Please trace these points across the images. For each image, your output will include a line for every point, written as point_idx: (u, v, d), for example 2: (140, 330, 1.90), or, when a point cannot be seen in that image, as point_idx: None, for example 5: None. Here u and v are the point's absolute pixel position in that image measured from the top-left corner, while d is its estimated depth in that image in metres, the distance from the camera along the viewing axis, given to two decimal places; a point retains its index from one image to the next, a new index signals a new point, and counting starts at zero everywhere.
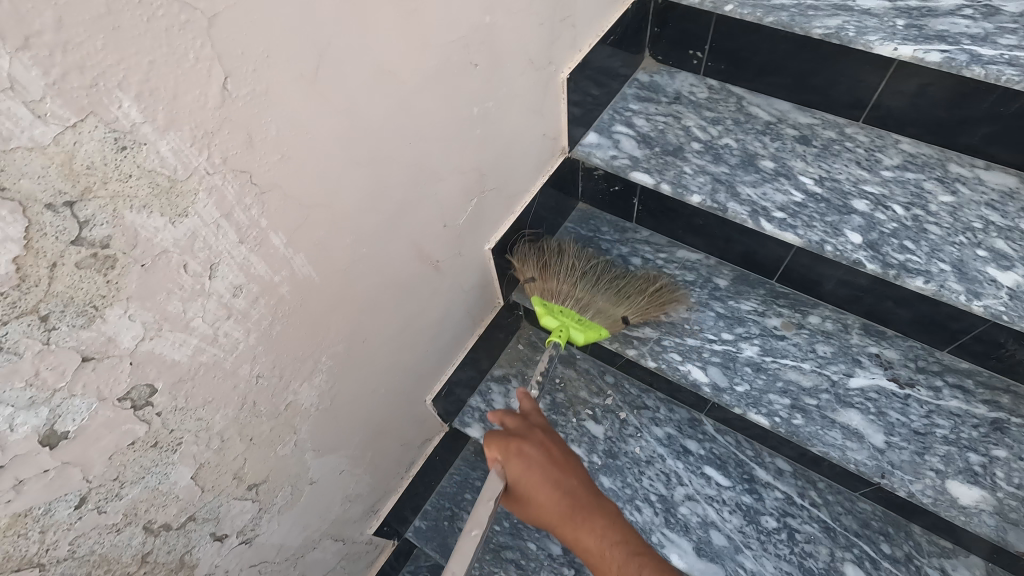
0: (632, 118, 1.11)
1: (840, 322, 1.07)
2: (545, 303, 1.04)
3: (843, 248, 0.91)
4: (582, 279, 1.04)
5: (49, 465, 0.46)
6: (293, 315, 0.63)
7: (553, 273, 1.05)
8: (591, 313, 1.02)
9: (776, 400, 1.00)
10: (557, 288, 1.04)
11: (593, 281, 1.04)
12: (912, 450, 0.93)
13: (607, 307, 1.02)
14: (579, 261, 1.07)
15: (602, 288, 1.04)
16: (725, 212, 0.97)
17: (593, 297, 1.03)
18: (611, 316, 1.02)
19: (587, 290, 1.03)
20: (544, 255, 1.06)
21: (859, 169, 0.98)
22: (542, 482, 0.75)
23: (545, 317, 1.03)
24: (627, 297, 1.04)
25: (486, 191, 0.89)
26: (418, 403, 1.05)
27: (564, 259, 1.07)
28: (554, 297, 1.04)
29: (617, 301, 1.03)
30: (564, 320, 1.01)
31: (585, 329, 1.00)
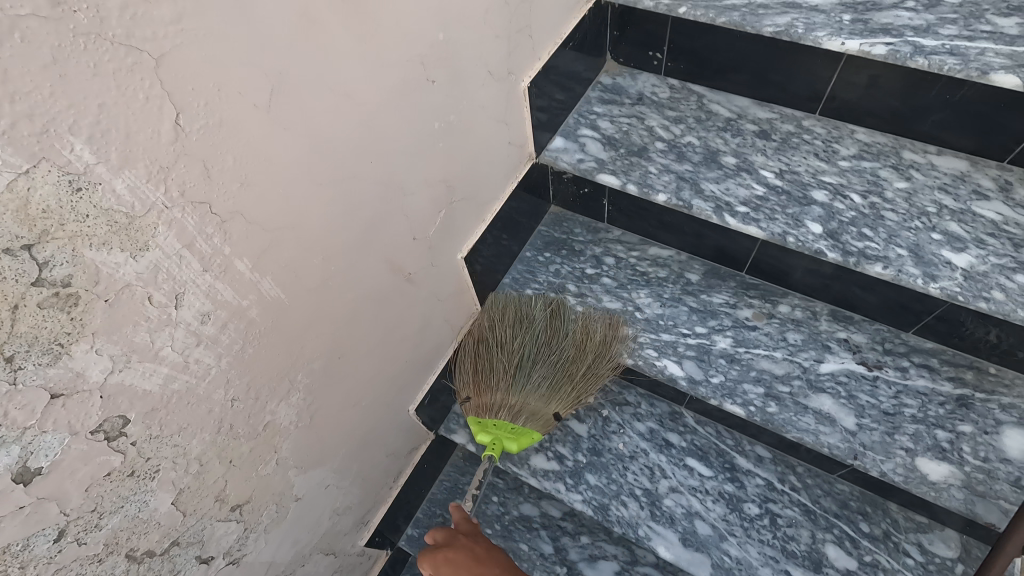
0: (597, 121, 1.13)
1: (809, 309, 1.09)
2: (478, 420, 1.05)
3: (804, 239, 0.93)
4: (512, 381, 1.05)
5: (22, 502, 0.46)
6: (266, 336, 0.64)
7: (486, 386, 1.06)
8: (523, 420, 1.04)
9: (750, 390, 1.03)
10: (489, 405, 1.05)
11: (523, 380, 1.05)
12: (882, 430, 0.96)
13: (540, 410, 1.05)
14: (514, 349, 1.07)
15: (533, 385, 1.05)
16: (691, 209, 1.00)
17: (525, 401, 1.05)
18: (542, 417, 1.05)
19: (518, 398, 1.04)
20: (476, 376, 1.07)
21: (817, 161, 1.01)
22: (465, 559, 0.88)
23: (479, 435, 1.04)
24: (559, 390, 1.06)
25: (455, 202, 0.90)
26: (402, 413, 1.06)
27: (500, 339, 1.09)
28: (488, 412, 1.05)
29: (551, 400, 1.05)
30: (497, 436, 1.02)
31: (517, 438, 1.02)
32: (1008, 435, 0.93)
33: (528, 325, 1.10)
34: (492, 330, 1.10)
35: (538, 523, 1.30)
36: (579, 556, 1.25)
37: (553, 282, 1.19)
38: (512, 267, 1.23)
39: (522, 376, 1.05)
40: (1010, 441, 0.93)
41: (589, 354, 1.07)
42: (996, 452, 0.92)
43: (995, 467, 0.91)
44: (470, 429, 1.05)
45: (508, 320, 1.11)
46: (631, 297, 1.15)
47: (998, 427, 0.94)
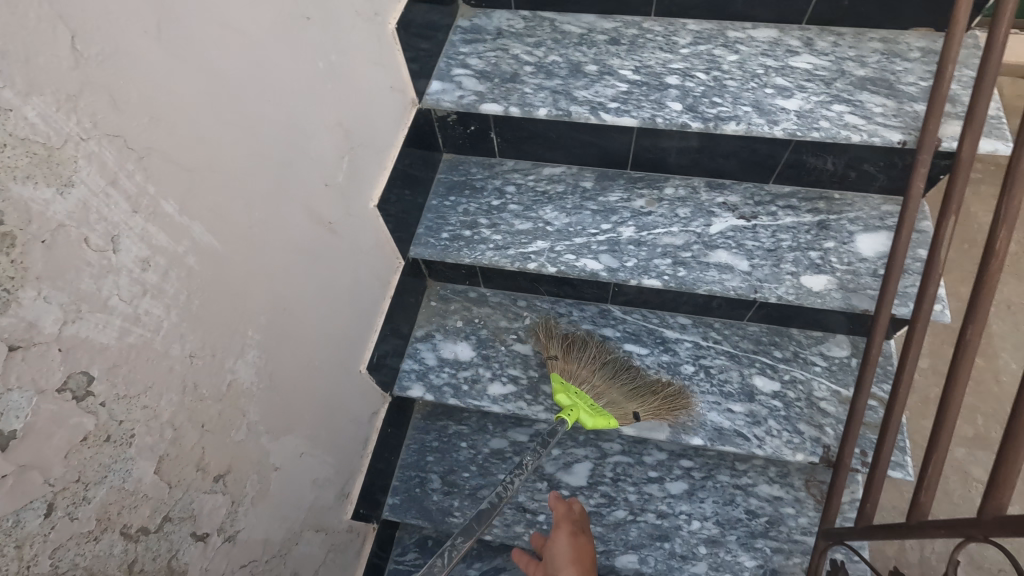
0: (466, 60, 1.20)
1: (689, 186, 1.24)
2: (562, 382, 1.14)
3: (670, 117, 1.07)
4: (598, 373, 1.16)
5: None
6: (208, 286, 0.64)
7: (576, 359, 1.19)
8: (606, 402, 1.12)
9: (660, 263, 1.15)
10: (577, 373, 1.16)
11: (610, 374, 1.15)
12: (770, 264, 1.13)
13: (620, 404, 1.12)
14: (605, 355, 1.19)
15: (615, 383, 1.14)
16: (571, 115, 1.10)
17: (609, 390, 1.14)
18: (621, 408, 1.12)
19: (602, 381, 1.14)
20: (568, 340, 1.20)
21: (663, 53, 1.15)
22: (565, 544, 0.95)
23: (560, 396, 1.13)
24: (640, 399, 1.14)
25: (355, 148, 0.93)
26: (354, 374, 1.07)
27: (589, 348, 1.20)
28: (572, 380, 1.16)
29: (631, 400, 1.14)
30: (576, 399, 1.11)
31: (594, 414, 1.09)
32: (860, 240, 1.14)
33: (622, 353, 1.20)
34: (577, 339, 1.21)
35: (510, 451, 1.37)
36: (555, 467, 1.34)
37: (465, 220, 1.25)
38: (422, 218, 1.26)
39: (609, 373, 1.16)
40: (862, 244, 1.13)
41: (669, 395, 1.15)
42: (855, 255, 1.12)
43: (857, 267, 1.11)
44: (553, 387, 1.15)
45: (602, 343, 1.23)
46: (539, 215, 1.24)
47: (852, 236, 1.15)
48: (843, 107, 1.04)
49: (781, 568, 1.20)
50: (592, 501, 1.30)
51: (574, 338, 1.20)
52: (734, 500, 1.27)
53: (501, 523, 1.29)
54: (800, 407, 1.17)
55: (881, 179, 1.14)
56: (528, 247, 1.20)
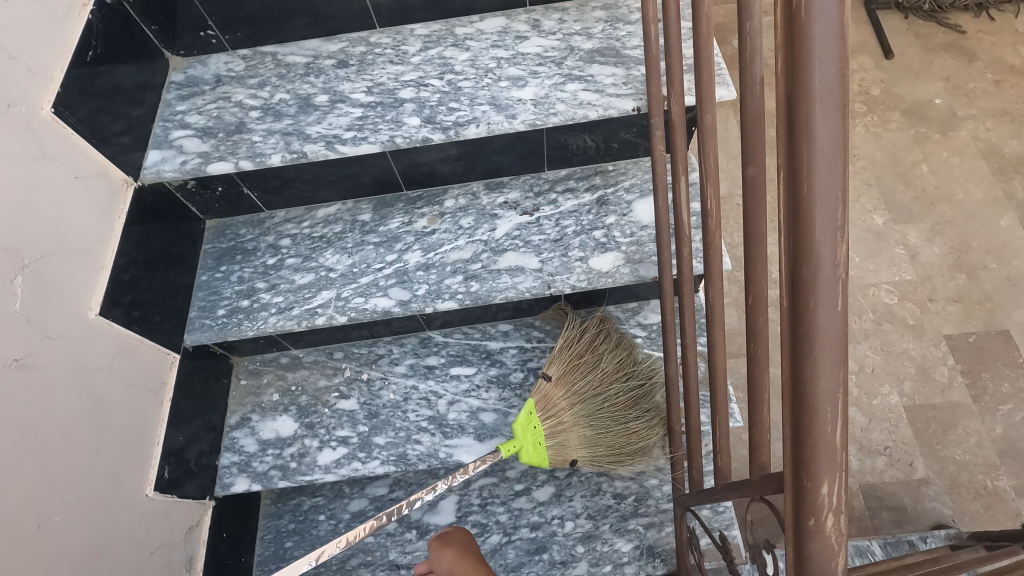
0: (185, 119, 1.07)
1: (469, 193, 1.19)
2: (534, 411, 1.07)
3: (410, 134, 1.00)
4: (578, 407, 1.08)
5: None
6: None
7: (568, 384, 1.09)
8: (555, 442, 1.07)
9: (451, 283, 1.10)
10: (556, 401, 1.08)
11: (586, 414, 1.07)
12: (559, 254, 1.10)
13: (570, 446, 1.08)
14: (605, 389, 1.09)
15: (588, 424, 1.08)
16: (306, 156, 1.00)
17: (574, 426, 1.08)
18: (564, 452, 1.08)
19: (572, 420, 1.07)
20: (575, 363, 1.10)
21: (394, 66, 1.08)
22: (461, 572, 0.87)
23: (523, 421, 1.07)
24: (596, 447, 1.09)
25: (29, 264, 0.80)
26: (135, 502, 0.94)
27: (592, 376, 1.10)
28: (543, 411, 1.07)
29: (584, 446, 1.08)
30: (525, 441, 1.05)
31: (535, 453, 1.06)
32: (639, 207, 1.13)
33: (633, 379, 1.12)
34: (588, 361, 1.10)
35: (372, 509, 1.28)
36: (420, 511, 1.27)
37: (242, 289, 1.13)
38: (192, 299, 1.13)
39: (592, 411, 1.08)
40: (641, 211, 1.13)
41: (625, 445, 1.10)
42: (637, 224, 1.12)
43: (640, 236, 1.10)
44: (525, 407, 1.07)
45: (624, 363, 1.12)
46: (319, 263, 1.14)
47: (630, 205, 1.14)
48: (577, 85, 1.02)
49: (656, 541, 1.21)
50: None
51: (588, 361, 1.10)
52: (601, 489, 1.25)
53: None
54: None
55: (642, 143, 1.14)
56: (314, 302, 1.11)
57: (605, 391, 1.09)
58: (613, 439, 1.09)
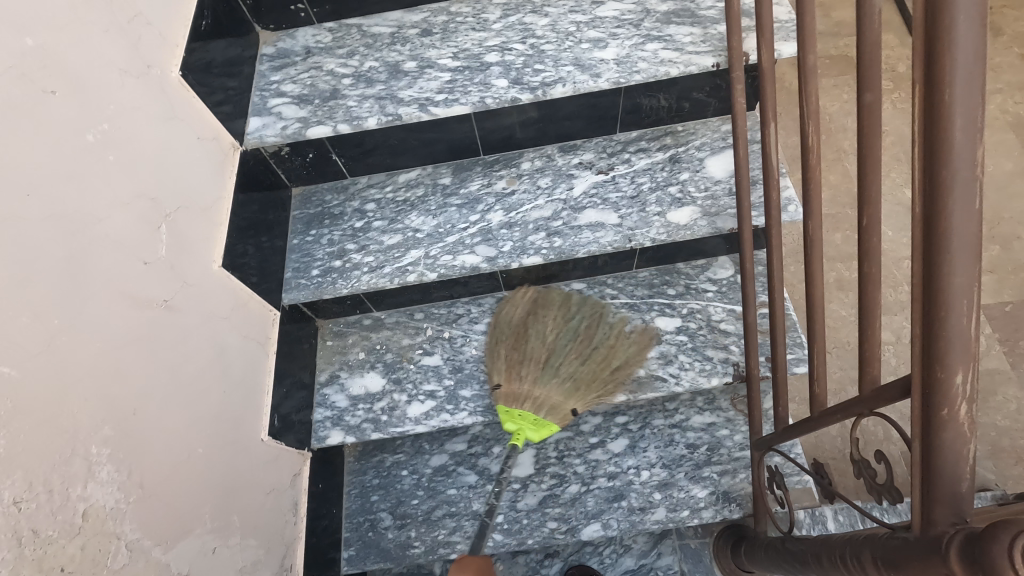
0: (280, 87, 1.13)
1: (544, 156, 1.24)
2: (508, 407, 1.13)
3: (499, 94, 1.05)
4: (539, 374, 1.13)
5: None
6: (12, 422, 0.56)
7: (517, 378, 1.15)
8: (545, 412, 1.11)
9: (535, 239, 1.15)
10: (520, 391, 1.14)
11: (552, 371, 1.12)
12: (637, 210, 1.16)
13: (558, 405, 1.11)
14: (546, 345, 1.16)
15: (560, 379, 1.12)
16: (401, 118, 1.06)
17: (547, 394, 1.12)
18: (561, 411, 1.11)
19: (541, 389, 1.12)
20: (507, 358, 1.17)
21: (477, 33, 1.13)
22: None
23: (507, 422, 1.13)
24: (581, 388, 1.12)
25: (170, 213, 0.85)
26: (254, 445, 1.01)
27: (528, 354, 1.16)
28: (516, 403, 1.13)
29: (569, 397, 1.12)
30: (521, 424, 1.11)
31: (538, 427, 1.11)
32: (711, 164, 1.18)
33: (568, 307, 1.21)
34: (530, 323, 1.19)
35: (453, 464, 1.33)
36: (500, 465, 1.32)
37: (333, 250, 1.19)
38: (287, 261, 1.19)
39: (553, 363, 1.13)
40: (713, 167, 1.18)
41: (603, 364, 1.14)
42: (711, 179, 1.17)
43: (714, 191, 1.16)
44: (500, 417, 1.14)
45: (553, 310, 1.21)
46: (406, 224, 1.20)
47: (703, 162, 1.19)
48: (656, 45, 1.07)
49: (731, 488, 1.26)
50: (544, 485, 1.29)
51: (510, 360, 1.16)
52: (674, 440, 1.30)
53: (463, 537, 1.27)
54: (704, 334, 1.22)
55: (712, 103, 1.19)
56: (404, 261, 1.16)
57: (541, 356, 1.15)
58: (593, 364, 1.14)
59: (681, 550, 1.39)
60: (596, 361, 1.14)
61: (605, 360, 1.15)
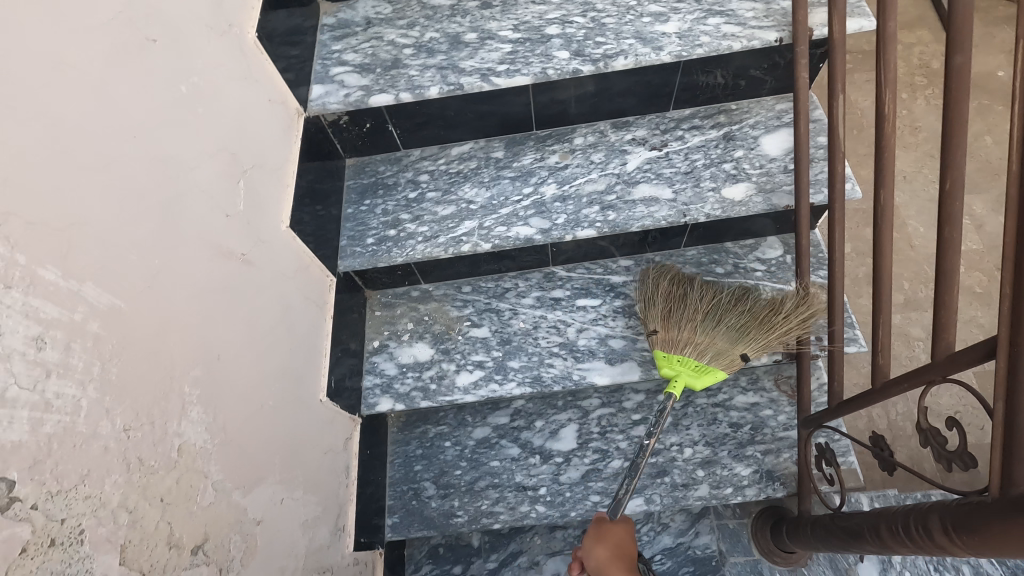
0: (342, 57, 1.14)
1: (596, 131, 1.25)
2: (665, 354, 1.12)
3: (561, 66, 1.06)
4: (700, 322, 1.12)
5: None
6: (122, 352, 0.58)
7: (675, 325, 1.14)
8: (710, 358, 1.10)
9: (589, 212, 1.16)
10: (677, 339, 1.13)
11: (711, 322, 1.12)
12: (691, 185, 1.16)
13: (726, 349, 1.11)
14: (704, 301, 1.14)
15: (722, 328, 1.12)
16: (463, 88, 1.07)
17: (712, 339, 1.11)
18: (728, 356, 1.11)
19: (705, 335, 1.11)
20: (668, 306, 1.15)
21: (536, 6, 1.15)
22: None
23: (663, 369, 1.12)
24: (747, 334, 1.11)
25: (247, 169, 0.87)
26: (313, 405, 1.02)
27: (687, 305, 1.15)
28: (673, 349, 1.12)
29: (736, 342, 1.11)
30: (681, 370, 1.10)
31: (699, 374, 1.10)
32: (765, 142, 1.19)
33: (713, 290, 1.16)
34: (671, 280, 1.18)
35: (495, 437, 1.35)
36: (543, 439, 1.33)
37: (387, 220, 1.21)
38: (342, 229, 1.21)
39: (712, 312, 1.13)
40: (768, 145, 1.18)
41: (771, 321, 1.11)
42: (765, 157, 1.17)
43: (769, 168, 1.16)
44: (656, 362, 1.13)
45: (674, 282, 1.18)
46: (459, 196, 1.21)
47: (757, 140, 1.19)
48: (718, 20, 1.08)
49: (774, 467, 1.26)
50: (587, 460, 1.31)
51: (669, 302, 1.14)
52: (717, 418, 1.30)
53: (506, 507, 1.29)
54: None
55: (767, 81, 1.19)
56: (458, 231, 1.17)
57: (698, 306, 1.14)
58: (752, 316, 1.11)
59: (719, 529, 1.40)
60: (749, 316, 1.12)
61: (761, 302, 1.13)
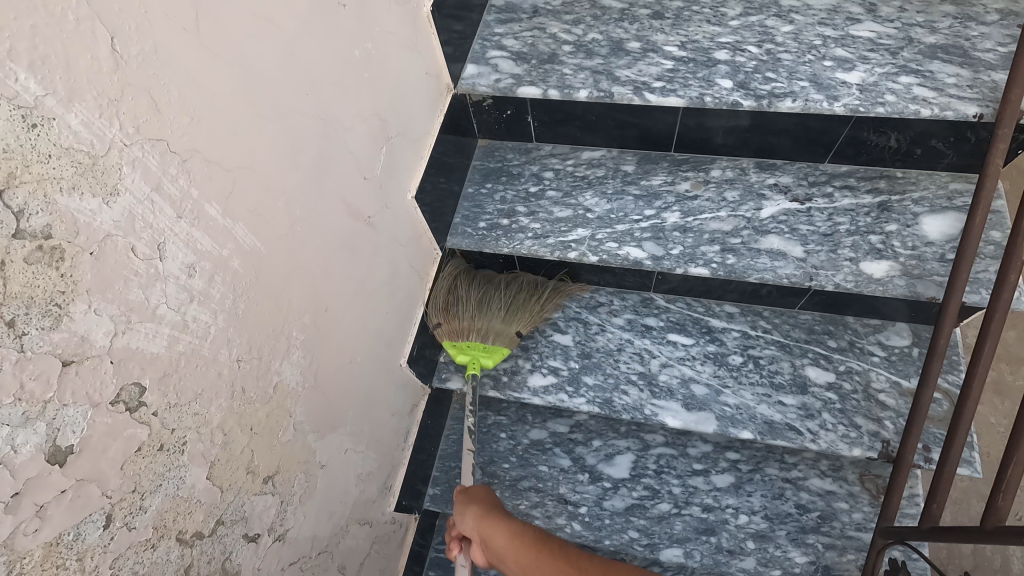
0: (502, 41, 1.15)
1: (738, 168, 1.18)
2: (454, 343, 1.18)
3: (720, 95, 1.00)
4: (479, 308, 1.18)
5: (10, 493, 0.40)
6: (251, 290, 0.62)
7: (454, 314, 1.18)
8: (492, 338, 1.17)
9: (708, 250, 1.10)
10: (461, 327, 1.18)
11: (485, 306, 1.17)
12: (827, 250, 1.07)
13: (502, 329, 1.18)
14: (475, 289, 1.20)
15: (495, 309, 1.18)
16: (613, 97, 1.04)
17: (489, 322, 1.17)
18: (506, 334, 1.18)
19: (482, 319, 1.17)
20: (444, 297, 1.18)
21: (711, 26, 1.09)
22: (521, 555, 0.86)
23: (457, 356, 1.17)
24: (517, 313, 1.19)
25: (391, 137, 0.90)
26: (393, 368, 1.06)
27: (460, 295, 1.19)
28: (459, 337, 1.18)
29: (508, 321, 1.18)
30: (473, 354, 1.16)
31: (490, 354, 1.17)
32: (926, 222, 1.06)
33: (485, 276, 1.22)
34: (452, 278, 1.20)
35: (550, 442, 1.35)
36: (596, 459, 1.32)
37: (503, 208, 1.22)
38: (458, 206, 1.23)
39: (485, 300, 1.18)
40: (929, 226, 1.06)
41: (536, 296, 1.21)
42: (920, 239, 1.05)
43: (923, 252, 1.04)
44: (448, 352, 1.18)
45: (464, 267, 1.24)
46: (579, 201, 1.19)
47: (917, 218, 1.07)
48: (911, 79, 0.97)
49: (833, 564, 1.17)
50: (635, 493, 1.27)
51: (445, 298, 1.18)
52: (784, 494, 1.22)
53: (542, 514, 1.28)
54: (857, 399, 1.12)
55: (949, 155, 1.06)
56: (568, 235, 1.16)
57: (478, 285, 1.20)
58: (522, 288, 1.21)
59: None
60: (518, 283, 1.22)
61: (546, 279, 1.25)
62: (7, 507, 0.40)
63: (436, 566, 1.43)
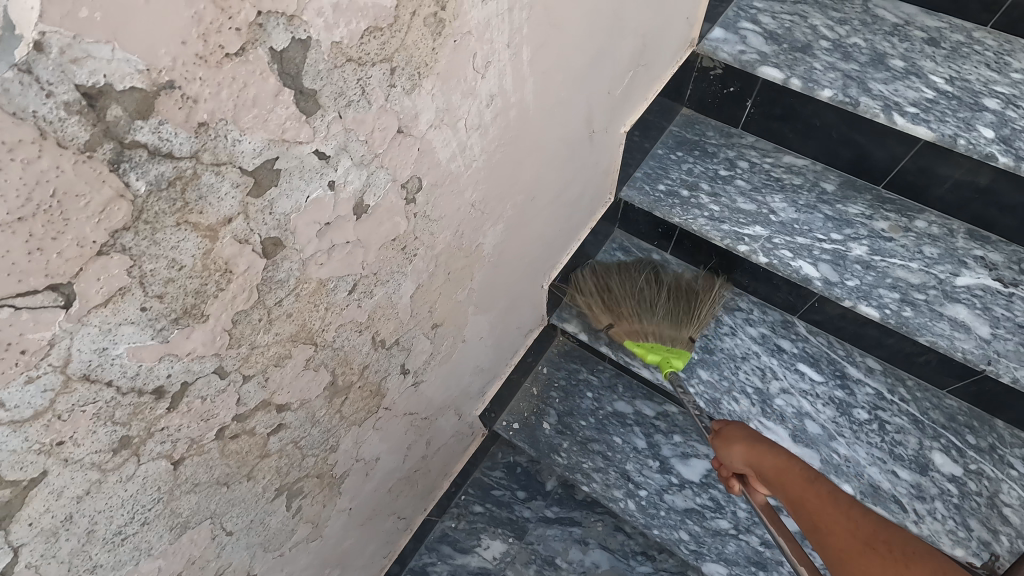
0: (757, 16, 1.12)
1: (946, 227, 1.10)
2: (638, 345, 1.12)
3: (976, 142, 0.93)
4: (642, 309, 1.13)
5: (325, 219, 0.44)
6: (508, 146, 0.64)
7: (619, 313, 1.14)
8: (672, 341, 1.12)
9: (886, 295, 1.05)
10: (638, 330, 1.13)
11: (654, 310, 1.12)
12: (1017, 341, 0.99)
13: (675, 333, 1.12)
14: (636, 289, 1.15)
15: (664, 313, 1.13)
16: (858, 107, 0.98)
17: (660, 326, 1.12)
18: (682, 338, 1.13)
19: (653, 322, 1.12)
20: (603, 300, 1.17)
21: (988, 71, 1.01)
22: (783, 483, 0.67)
23: (646, 356, 1.12)
24: (688, 316, 1.14)
25: (640, 66, 0.90)
26: (536, 286, 1.08)
27: (619, 292, 1.16)
28: (637, 336, 1.12)
29: (681, 324, 1.13)
30: (663, 355, 1.11)
31: (677, 354, 1.11)
32: None
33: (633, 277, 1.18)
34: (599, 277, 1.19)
35: (632, 419, 1.34)
36: (672, 452, 1.30)
37: (687, 179, 1.20)
38: (643, 163, 1.23)
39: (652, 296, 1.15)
40: None
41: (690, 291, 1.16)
42: None
43: None
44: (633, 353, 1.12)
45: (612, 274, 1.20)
46: (766, 200, 1.16)
47: None
48: None
49: None
50: (698, 499, 1.26)
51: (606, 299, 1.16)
52: None
53: (602, 481, 1.27)
54: (977, 503, 1.04)
55: None
56: (743, 228, 1.12)
57: (637, 288, 1.16)
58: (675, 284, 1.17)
59: None
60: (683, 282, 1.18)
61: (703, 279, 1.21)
62: (319, 231, 0.44)
63: (477, 486, 1.46)
